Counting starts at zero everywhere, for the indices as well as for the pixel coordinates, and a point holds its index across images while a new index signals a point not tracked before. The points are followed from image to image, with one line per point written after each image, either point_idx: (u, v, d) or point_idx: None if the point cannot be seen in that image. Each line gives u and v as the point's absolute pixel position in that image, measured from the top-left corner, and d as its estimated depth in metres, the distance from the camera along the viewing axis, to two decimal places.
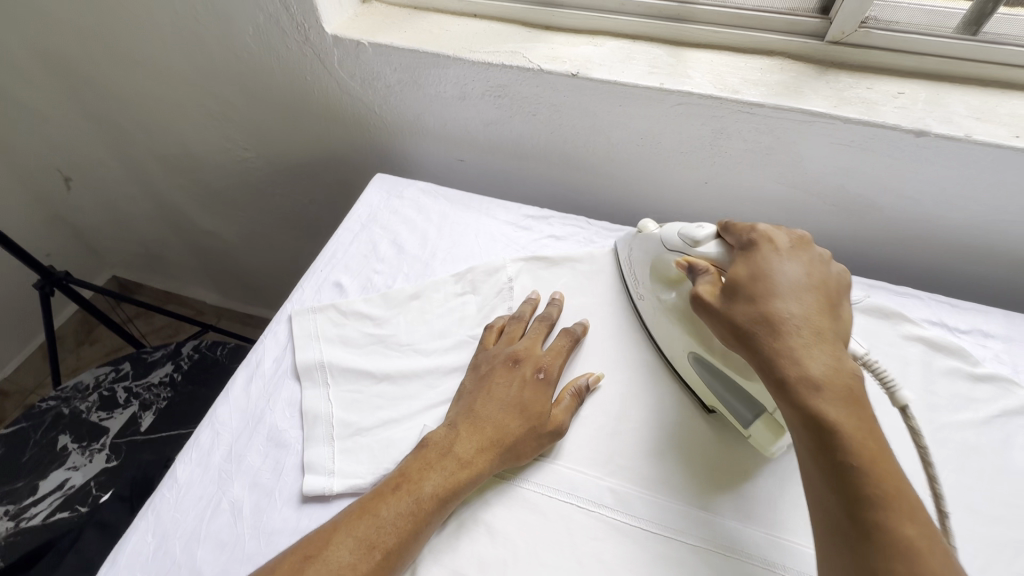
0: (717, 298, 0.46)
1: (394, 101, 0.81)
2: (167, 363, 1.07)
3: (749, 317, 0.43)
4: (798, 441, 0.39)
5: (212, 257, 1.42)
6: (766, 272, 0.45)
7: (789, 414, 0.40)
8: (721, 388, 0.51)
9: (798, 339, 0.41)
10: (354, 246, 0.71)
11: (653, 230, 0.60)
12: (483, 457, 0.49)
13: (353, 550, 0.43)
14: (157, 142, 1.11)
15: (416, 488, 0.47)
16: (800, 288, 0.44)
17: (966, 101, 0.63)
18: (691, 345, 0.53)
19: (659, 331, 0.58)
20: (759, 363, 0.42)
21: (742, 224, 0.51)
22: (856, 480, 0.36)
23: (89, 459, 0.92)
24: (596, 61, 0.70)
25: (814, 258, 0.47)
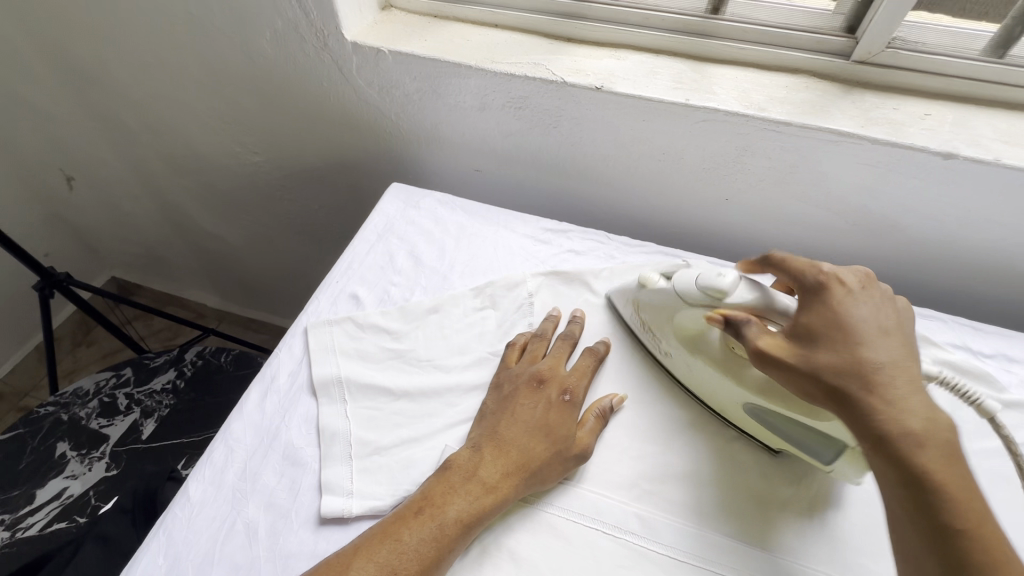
0: (791, 345, 0.44)
1: (410, 109, 0.80)
2: (170, 370, 1.05)
3: (835, 367, 0.42)
4: (892, 498, 0.39)
5: (215, 261, 1.40)
6: (846, 318, 0.44)
7: (882, 470, 0.39)
8: (782, 425, 0.49)
9: (889, 392, 0.40)
10: (370, 257, 0.69)
11: (659, 282, 0.56)
12: (510, 482, 0.47)
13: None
14: (164, 144, 1.10)
15: (441, 513, 0.45)
16: (880, 334, 0.44)
17: (993, 124, 0.63)
18: (743, 397, 0.51)
19: (691, 377, 0.55)
20: (848, 416, 0.41)
21: (806, 262, 0.49)
22: (962, 543, 0.35)
23: (88, 467, 0.90)
24: (620, 75, 0.69)
25: (884, 299, 0.47)
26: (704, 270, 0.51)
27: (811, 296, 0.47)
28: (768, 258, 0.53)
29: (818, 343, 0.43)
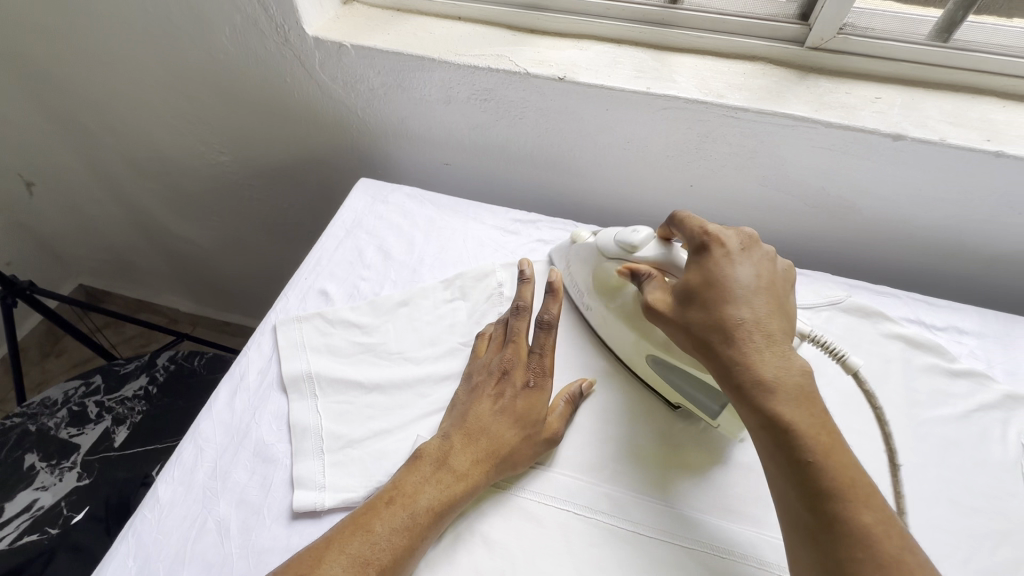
0: (670, 302, 0.49)
1: (376, 103, 0.80)
2: (142, 376, 1.03)
3: (705, 324, 0.46)
4: (755, 438, 0.43)
5: (186, 264, 1.38)
6: (720, 278, 0.47)
7: (747, 415, 0.43)
8: (680, 379, 0.53)
9: (746, 344, 0.44)
10: (339, 252, 0.69)
11: (588, 239, 0.62)
12: (478, 470, 0.48)
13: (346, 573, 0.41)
14: (126, 146, 1.07)
15: (410, 500, 0.46)
16: (752, 291, 0.47)
17: (940, 106, 0.65)
18: (645, 347, 0.55)
19: (608, 331, 0.59)
20: (716, 368, 0.45)
21: (695, 221, 0.52)
22: (813, 474, 0.39)
23: (59, 478, 0.88)
24: (582, 66, 0.70)
25: (756, 255, 0.49)
26: (623, 230, 0.57)
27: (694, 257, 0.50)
28: (672, 219, 0.54)
29: (688, 300, 0.48)
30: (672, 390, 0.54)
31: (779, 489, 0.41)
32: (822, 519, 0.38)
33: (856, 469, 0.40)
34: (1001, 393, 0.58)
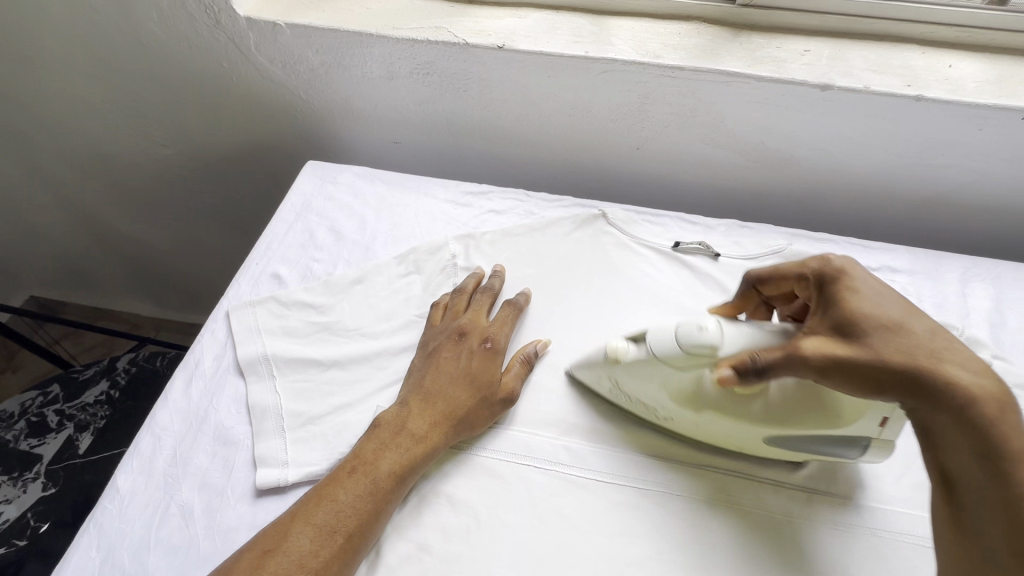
0: (837, 341, 0.41)
1: (319, 84, 0.79)
2: (102, 381, 1.01)
3: (899, 344, 0.39)
4: (973, 476, 0.36)
5: (141, 266, 1.34)
6: (885, 299, 0.42)
7: (963, 447, 0.36)
8: (809, 443, 0.46)
9: (959, 375, 0.38)
10: (289, 236, 0.68)
11: (630, 348, 0.49)
12: (438, 430, 0.49)
13: (313, 540, 0.42)
14: (62, 145, 1.03)
15: (373, 467, 0.47)
16: (917, 312, 0.42)
17: (865, 55, 0.68)
18: (769, 432, 0.46)
19: (704, 429, 0.49)
20: (923, 395, 0.38)
21: (808, 254, 0.49)
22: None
23: (23, 490, 0.85)
24: (521, 33, 0.70)
25: (890, 286, 0.45)
26: (676, 326, 0.46)
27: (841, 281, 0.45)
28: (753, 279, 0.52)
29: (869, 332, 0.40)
30: (800, 454, 0.48)
31: (985, 531, 0.35)
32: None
33: None
34: None
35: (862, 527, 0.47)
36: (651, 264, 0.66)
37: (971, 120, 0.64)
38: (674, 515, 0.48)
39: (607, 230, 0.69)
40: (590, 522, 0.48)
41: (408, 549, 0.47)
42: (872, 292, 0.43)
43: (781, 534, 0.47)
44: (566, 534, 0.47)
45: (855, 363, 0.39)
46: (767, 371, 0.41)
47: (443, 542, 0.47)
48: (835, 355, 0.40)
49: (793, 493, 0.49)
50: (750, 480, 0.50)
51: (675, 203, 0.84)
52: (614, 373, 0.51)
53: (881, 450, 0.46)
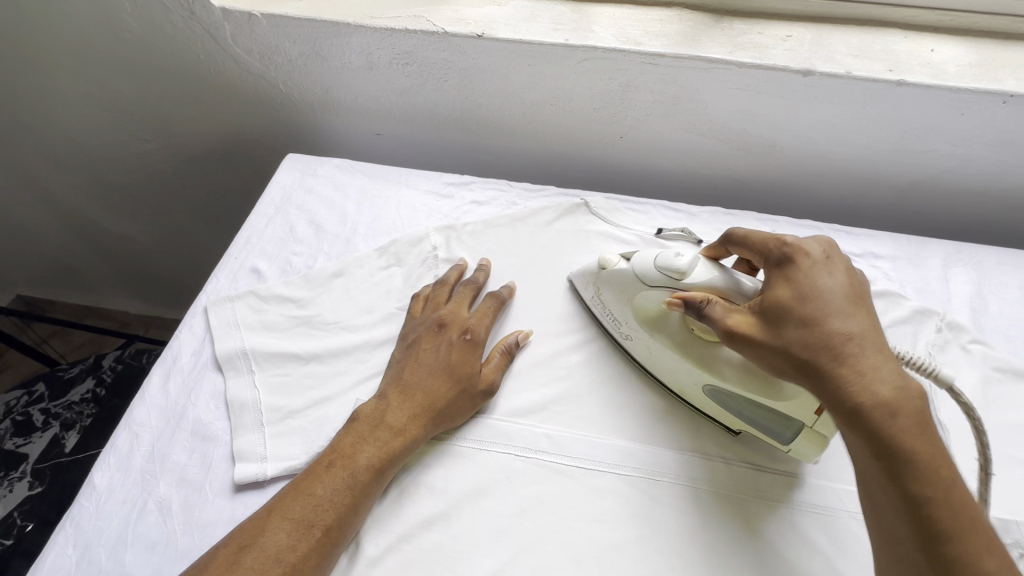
0: (757, 325, 0.43)
1: (297, 75, 0.78)
2: (88, 379, 1.00)
3: (808, 340, 0.40)
4: (863, 465, 0.37)
5: (127, 264, 1.33)
6: (815, 293, 0.42)
7: (855, 442, 0.37)
8: (740, 407, 0.49)
9: (865, 370, 0.38)
10: (269, 230, 0.68)
11: (618, 262, 0.55)
12: (419, 423, 0.49)
13: (289, 534, 0.42)
14: (41, 142, 1.01)
15: (353, 461, 0.47)
16: (849, 304, 0.41)
17: (847, 40, 0.67)
18: (703, 379, 0.50)
19: (659, 367, 0.54)
20: (819, 388, 0.39)
21: (768, 236, 0.48)
22: (931, 516, 0.34)
23: (9, 489, 0.84)
24: (500, 22, 0.69)
25: (845, 279, 0.43)
26: (662, 252, 0.51)
27: (780, 272, 0.45)
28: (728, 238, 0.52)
29: (787, 322, 0.41)
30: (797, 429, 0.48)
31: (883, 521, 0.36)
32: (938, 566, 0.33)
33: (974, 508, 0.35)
34: (912, 309, 0.61)
35: (841, 510, 0.48)
36: (634, 252, 0.66)
37: (953, 104, 0.63)
38: (654, 502, 0.48)
39: (590, 220, 0.68)
40: (570, 510, 0.48)
41: (388, 540, 0.46)
42: (813, 282, 0.43)
43: (761, 519, 0.47)
44: (546, 522, 0.47)
45: (764, 346, 0.42)
46: (707, 312, 0.45)
47: (424, 533, 0.47)
48: (749, 338, 0.42)
49: (772, 478, 0.49)
50: (697, 439, 0.52)
51: (660, 192, 0.84)
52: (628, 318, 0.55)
53: (819, 445, 0.47)
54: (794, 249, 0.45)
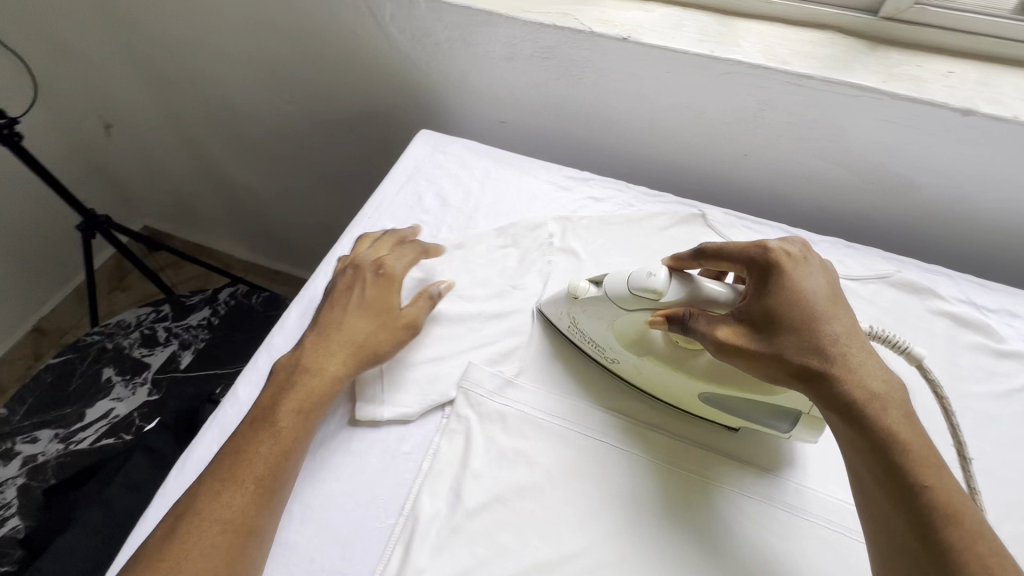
0: (744, 335, 0.46)
1: (440, 58, 0.83)
2: (205, 308, 1.12)
3: (798, 343, 0.44)
4: (859, 461, 0.41)
5: (244, 211, 1.46)
6: (797, 295, 0.46)
7: (852, 436, 0.41)
8: (734, 406, 0.51)
9: (853, 371, 0.42)
10: (400, 196, 0.73)
11: (590, 289, 0.55)
12: (372, 345, 0.55)
13: (293, 432, 0.50)
14: (198, 92, 1.13)
15: (320, 374, 0.53)
16: (829, 305, 0.46)
17: (1017, 83, 0.63)
18: (697, 388, 0.52)
19: (643, 378, 0.55)
20: (815, 389, 0.43)
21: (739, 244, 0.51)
22: (922, 503, 0.38)
23: (132, 391, 0.99)
24: (646, 27, 0.70)
25: (824, 284, 0.47)
26: (635, 271, 0.52)
27: (757, 276, 0.48)
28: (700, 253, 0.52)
29: (777, 328, 0.45)
30: (731, 417, 0.53)
31: (882, 516, 0.40)
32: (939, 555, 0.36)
33: (967, 499, 0.38)
34: None
35: None
36: None
37: None
38: (742, 515, 0.50)
39: (706, 232, 0.69)
40: (658, 505, 0.50)
41: (485, 497, 0.50)
42: (795, 289, 0.46)
43: (848, 554, 0.48)
44: (634, 512, 0.49)
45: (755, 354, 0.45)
46: (694, 326, 0.47)
47: (518, 496, 0.50)
48: (745, 348, 0.45)
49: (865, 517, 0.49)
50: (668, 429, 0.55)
51: (774, 215, 0.83)
52: (574, 311, 0.57)
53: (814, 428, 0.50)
54: (772, 254, 0.48)
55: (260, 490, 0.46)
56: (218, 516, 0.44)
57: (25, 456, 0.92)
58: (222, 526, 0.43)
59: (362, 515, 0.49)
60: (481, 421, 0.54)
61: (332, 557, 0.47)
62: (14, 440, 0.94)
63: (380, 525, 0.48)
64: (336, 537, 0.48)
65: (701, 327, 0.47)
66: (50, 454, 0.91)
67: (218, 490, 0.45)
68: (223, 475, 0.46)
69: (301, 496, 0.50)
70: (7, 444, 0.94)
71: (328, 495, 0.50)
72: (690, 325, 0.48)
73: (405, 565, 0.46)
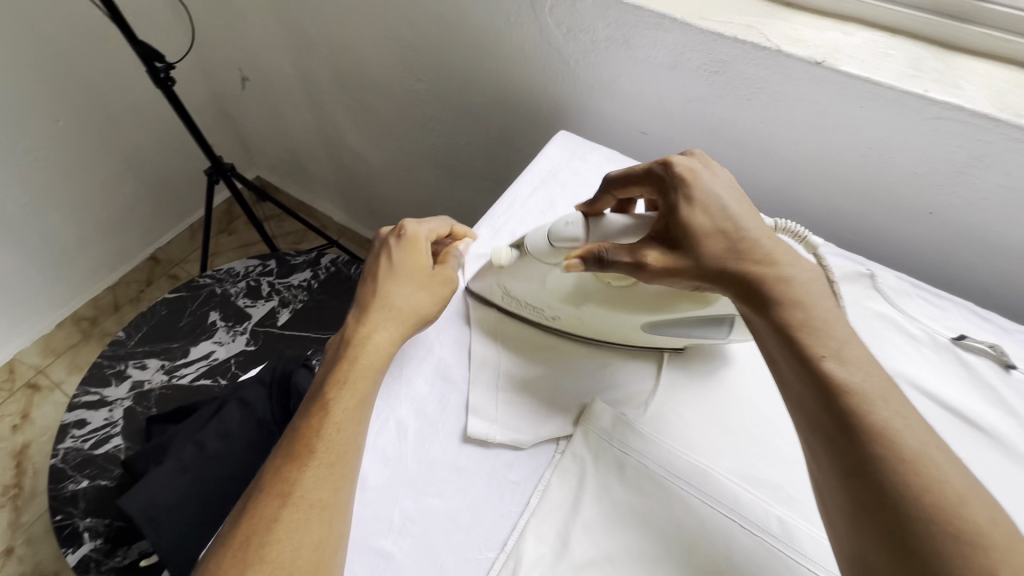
0: (664, 250, 0.48)
1: (592, 57, 0.77)
2: (307, 269, 1.12)
3: (714, 247, 0.47)
4: (774, 352, 0.43)
5: (351, 178, 1.49)
6: (709, 202, 0.49)
7: (765, 328, 0.44)
8: (676, 327, 0.54)
9: (758, 266, 0.45)
10: (532, 199, 0.70)
11: (511, 253, 0.55)
12: (418, 309, 0.55)
13: (351, 406, 0.48)
14: (334, 58, 1.15)
15: (368, 343, 0.52)
16: (738, 206, 0.49)
17: None
18: (641, 321, 0.54)
19: (590, 326, 0.57)
20: (733, 287, 0.46)
21: (642, 167, 0.54)
22: (829, 376, 0.39)
23: (232, 338, 1.04)
24: (845, 52, 0.61)
25: (724, 186, 0.50)
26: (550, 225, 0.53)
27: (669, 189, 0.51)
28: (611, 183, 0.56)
29: (687, 229, 0.48)
30: (677, 338, 0.55)
31: (798, 402, 0.41)
32: (847, 428, 0.38)
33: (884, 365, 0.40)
34: None
35: None
36: (916, 347, 0.58)
37: None
38: None
39: (870, 295, 0.61)
40: None
41: (595, 553, 0.45)
42: (701, 196, 0.49)
43: None
44: None
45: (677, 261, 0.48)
46: (612, 260, 0.49)
47: (631, 561, 0.45)
48: (670, 264, 0.48)
49: None
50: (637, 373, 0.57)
51: (944, 283, 0.72)
52: (501, 278, 0.57)
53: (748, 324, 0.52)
54: (673, 167, 0.51)
55: (328, 466, 0.45)
56: (283, 491, 0.43)
57: (134, 380, 0.99)
58: (285, 502, 0.43)
59: (462, 542, 0.46)
60: (599, 465, 0.49)
61: None
62: (126, 364, 1.01)
63: (480, 557, 0.46)
64: (434, 560, 0.45)
65: (620, 257, 0.49)
66: (155, 383, 0.99)
67: (280, 466, 0.45)
68: (285, 451, 0.46)
69: (403, 506, 0.48)
70: (120, 366, 1.01)
71: (431, 511, 0.48)
72: (606, 256, 0.49)
73: None
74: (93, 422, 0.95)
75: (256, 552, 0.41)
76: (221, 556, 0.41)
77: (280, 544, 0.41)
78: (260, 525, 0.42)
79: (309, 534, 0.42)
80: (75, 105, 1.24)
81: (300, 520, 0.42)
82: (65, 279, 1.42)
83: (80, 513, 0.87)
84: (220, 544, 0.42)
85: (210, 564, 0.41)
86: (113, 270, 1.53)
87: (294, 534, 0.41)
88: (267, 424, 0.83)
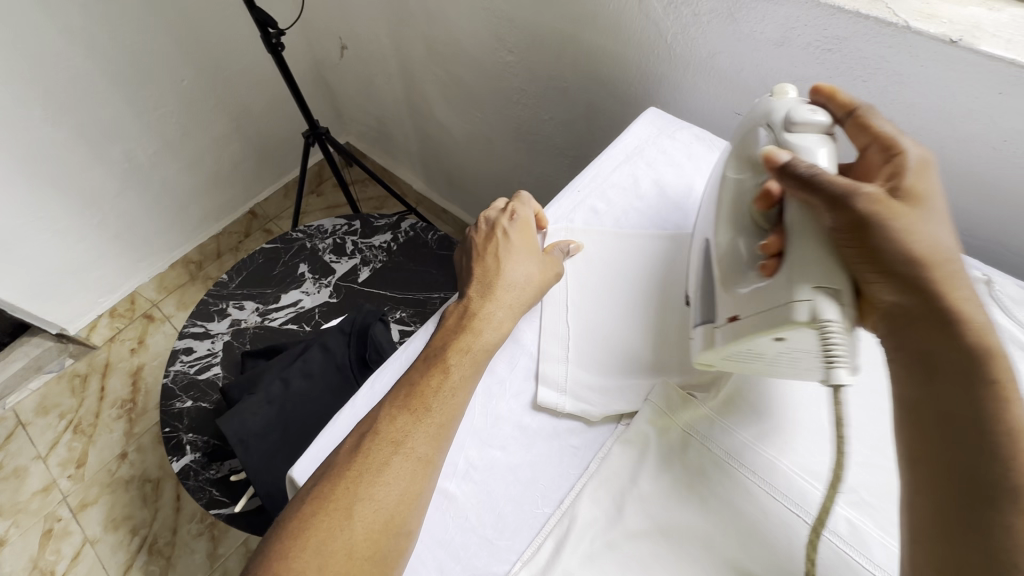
0: (846, 240, 0.43)
1: (691, 33, 0.74)
2: (388, 232, 1.17)
3: (893, 286, 0.43)
4: (930, 419, 0.41)
5: (434, 148, 1.53)
6: (907, 238, 0.43)
7: (922, 392, 0.42)
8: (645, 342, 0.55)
9: (944, 335, 0.42)
10: (615, 175, 0.71)
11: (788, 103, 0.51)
12: (537, 284, 0.59)
13: (467, 375, 0.52)
14: (429, 27, 1.17)
15: (490, 320, 0.55)
16: (934, 252, 0.43)
17: None
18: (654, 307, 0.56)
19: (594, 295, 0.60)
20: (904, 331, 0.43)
21: (891, 133, 0.47)
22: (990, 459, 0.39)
23: (318, 290, 1.13)
24: (987, 29, 0.55)
25: (933, 229, 0.44)
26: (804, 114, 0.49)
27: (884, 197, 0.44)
28: (854, 112, 0.49)
29: (871, 250, 0.42)
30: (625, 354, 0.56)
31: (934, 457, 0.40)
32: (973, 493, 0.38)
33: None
34: None
35: None
36: None
37: None
38: None
39: (983, 302, 0.56)
40: None
41: (649, 526, 0.46)
42: (907, 221, 0.43)
43: None
44: None
45: (854, 243, 0.43)
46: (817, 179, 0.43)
47: (685, 538, 0.45)
48: (845, 258, 0.43)
49: None
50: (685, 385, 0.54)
51: None
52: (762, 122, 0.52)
53: (716, 353, 0.49)
54: (906, 159, 0.45)
55: (438, 426, 0.48)
56: (395, 439, 0.47)
57: (233, 319, 1.10)
58: (396, 450, 0.47)
59: (521, 497, 0.49)
60: (663, 445, 0.50)
61: (485, 525, 0.48)
62: (227, 303, 1.12)
63: (537, 512, 0.48)
64: (494, 508, 0.49)
65: (819, 178, 0.43)
66: (250, 322, 1.10)
67: (397, 416, 0.48)
68: (402, 402, 0.49)
69: (467, 454, 0.51)
70: (222, 305, 1.12)
71: (494, 463, 0.51)
72: (810, 178, 0.44)
73: (554, 561, 0.45)
74: (198, 350, 1.07)
75: (364, 489, 0.45)
76: (332, 482, 0.45)
77: (386, 486, 0.45)
78: (370, 464, 0.46)
79: (410, 484, 0.46)
80: (198, 67, 1.36)
81: (406, 469, 0.46)
82: (180, 225, 1.59)
83: (183, 429, 0.99)
84: (331, 469, 0.46)
85: (320, 487, 0.45)
86: (217, 221, 1.69)
87: (399, 481, 0.45)
88: (344, 367, 0.90)
